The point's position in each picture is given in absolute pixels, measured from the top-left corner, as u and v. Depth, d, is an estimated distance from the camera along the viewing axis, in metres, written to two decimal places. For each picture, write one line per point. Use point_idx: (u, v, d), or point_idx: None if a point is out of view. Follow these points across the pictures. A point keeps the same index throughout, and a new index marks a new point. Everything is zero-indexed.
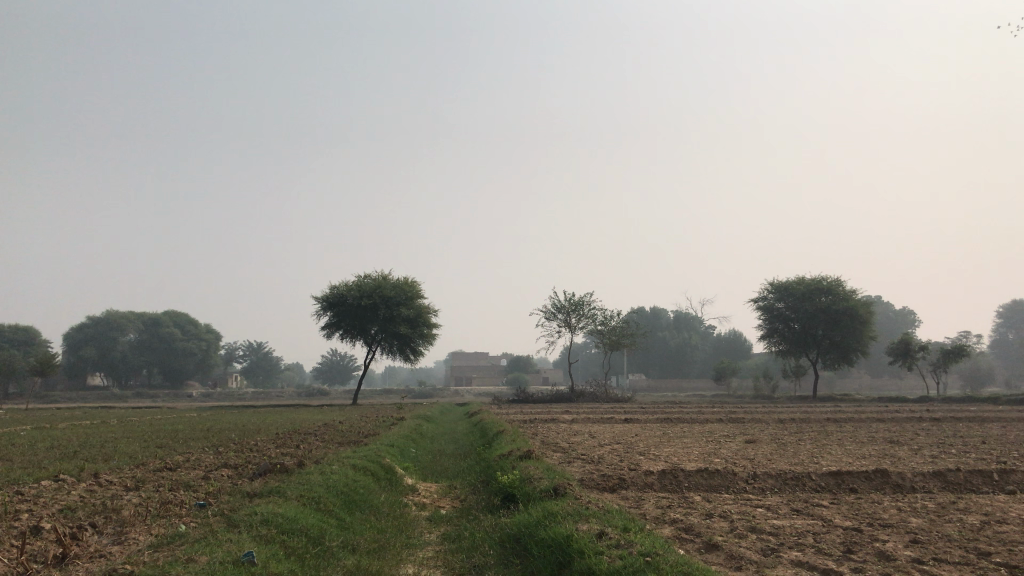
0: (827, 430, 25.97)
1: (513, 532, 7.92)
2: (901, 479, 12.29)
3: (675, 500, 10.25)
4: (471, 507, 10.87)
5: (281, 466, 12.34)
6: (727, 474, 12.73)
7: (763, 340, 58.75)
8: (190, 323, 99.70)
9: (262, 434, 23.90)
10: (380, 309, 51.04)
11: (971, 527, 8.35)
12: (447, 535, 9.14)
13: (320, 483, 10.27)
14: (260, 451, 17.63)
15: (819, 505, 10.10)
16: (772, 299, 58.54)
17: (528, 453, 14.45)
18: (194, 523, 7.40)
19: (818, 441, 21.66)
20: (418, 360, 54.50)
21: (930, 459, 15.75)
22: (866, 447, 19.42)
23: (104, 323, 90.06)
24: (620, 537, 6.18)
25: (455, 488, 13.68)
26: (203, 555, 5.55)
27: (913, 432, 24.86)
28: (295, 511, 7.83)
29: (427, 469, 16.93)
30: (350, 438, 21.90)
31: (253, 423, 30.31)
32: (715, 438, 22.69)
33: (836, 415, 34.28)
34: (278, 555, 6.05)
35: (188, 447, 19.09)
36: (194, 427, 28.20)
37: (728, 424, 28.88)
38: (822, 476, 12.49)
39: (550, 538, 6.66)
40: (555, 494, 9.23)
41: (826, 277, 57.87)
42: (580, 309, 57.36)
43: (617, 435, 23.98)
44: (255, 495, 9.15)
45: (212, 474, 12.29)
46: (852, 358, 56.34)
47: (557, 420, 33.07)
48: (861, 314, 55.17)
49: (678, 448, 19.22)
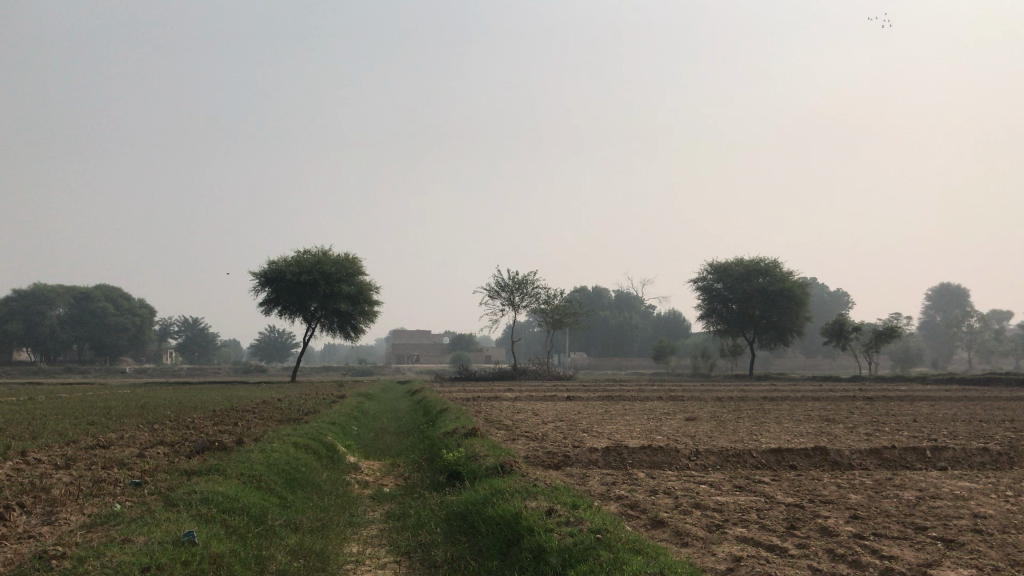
0: (764, 408, 26.51)
1: (459, 510, 7.83)
2: (839, 456, 12.56)
3: (619, 477, 10.29)
4: (415, 485, 10.76)
5: (220, 444, 12.05)
6: (671, 451, 12.84)
7: (702, 320, 59.63)
8: (123, 298, 97.12)
9: (198, 412, 23.35)
10: (320, 285, 50.31)
11: (908, 502, 8.55)
12: (392, 514, 9.02)
13: (260, 462, 10.04)
14: (198, 428, 17.22)
15: (761, 482, 10.24)
16: (712, 279, 59.38)
17: (473, 431, 14.37)
18: (129, 501, 7.16)
19: (757, 419, 22.05)
20: (358, 336, 54.04)
21: (864, 437, 16.14)
22: (804, 425, 19.80)
23: (31, 296, 87.20)
24: (569, 514, 6.14)
25: (398, 466, 13.54)
26: (140, 535, 5.33)
27: (847, 410, 25.54)
28: (236, 489, 7.62)
29: (370, 447, 16.74)
30: (291, 416, 21.53)
31: (189, 400, 29.70)
32: (658, 416, 22.92)
33: (773, 394, 35.00)
34: (219, 535, 5.85)
35: (121, 425, 18.53)
36: (127, 403, 27.44)
37: (668, 402, 29.29)
38: (762, 453, 12.68)
39: (498, 516, 6.59)
40: (501, 471, 9.17)
41: (765, 258, 58.91)
42: (524, 288, 57.42)
43: (560, 413, 24.06)
44: (193, 474, 8.89)
45: (148, 452, 11.94)
46: (788, 338, 57.59)
47: (499, 398, 33.04)
48: (796, 296, 56.36)
49: (621, 426, 19.35)
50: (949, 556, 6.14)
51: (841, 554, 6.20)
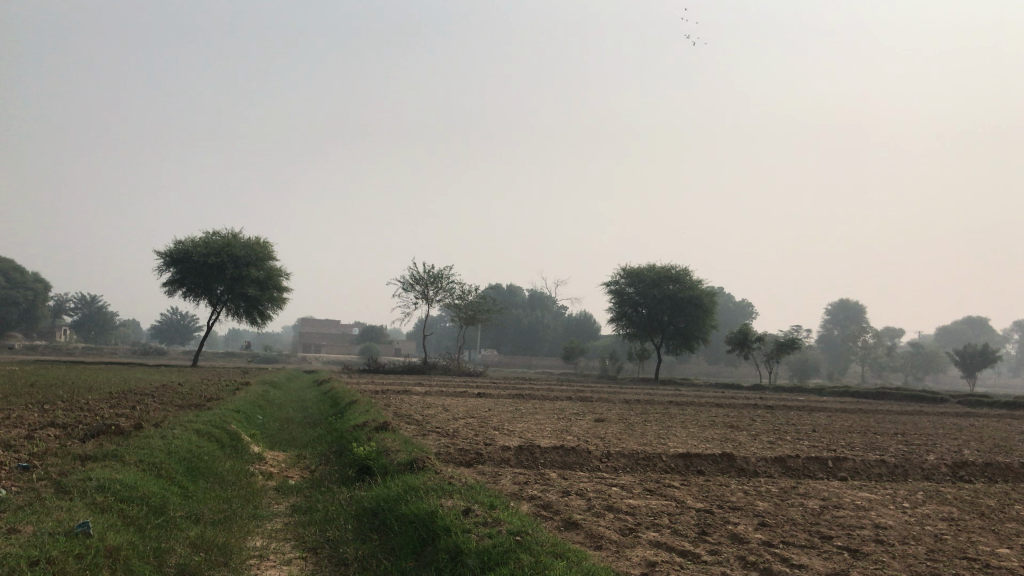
0: (670, 412, 27.02)
1: (371, 505, 7.62)
2: (745, 463, 12.84)
3: (531, 476, 10.23)
4: (323, 478, 10.49)
5: (118, 428, 11.47)
6: (582, 452, 12.85)
7: (612, 323, 60.38)
8: (15, 270, 92.51)
9: (92, 393, 22.37)
10: (228, 269, 48.87)
11: (813, 511, 8.75)
12: (298, 508, 8.72)
13: (160, 449, 9.58)
14: (93, 410, 16.43)
15: (670, 486, 10.34)
16: (623, 283, 60.21)
17: (383, 424, 14.11)
18: (17, 487, 6.67)
19: (664, 423, 22.42)
20: (265, 323, 52.87)
21: (768, 445, 16.56)
22: (708, 431, 20.22)
23: None
24: (487, 514, 6.01)
25: (305, 458, 13.19)
26: (27, 525, 4.94)
27: (749, 418, 26.23)
28: (134, 477, 7.21)
29: (275, 437, 16.30)
30: (192, 401, 20.85)
31: (84, 382, 28.40)
32: (567, 415, 23.09)
33: (679, 399, 35.70)
34: (115, 527, 5.49)
35: (8, 404, 17.55)
36: (15, 381, 26.08)
37: (578, 402, 29.53)
38: (672, 457, 12.84)
39: (411, 514, 6.45)
40: (413, 468, 9.00)
41: (676, 266, 60.09)
42: (438, 282, 57.13)
43: (470, 410, 23.94)
44: (88, 459, 8.40)
45: (37, 434, 11.27)
46: (694, 345, 58.97)
47: (408, 391, 32.70)
48: (704, 303, 57.63)
49: (531, 424, 19.42)
50: (855, 566, 6.26)
51: (753, 562, 6.25)
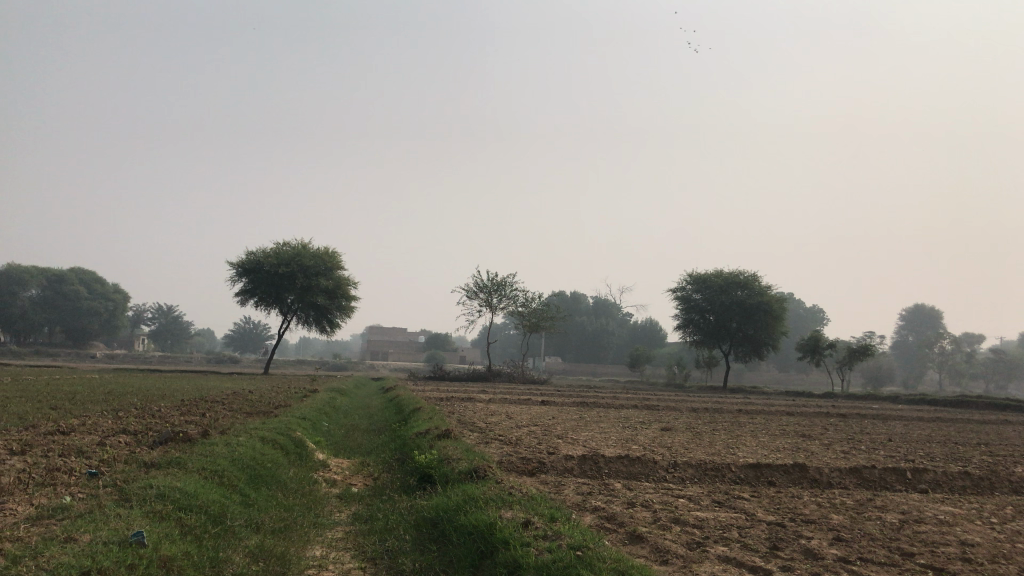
0: (738, 421, 26.41)
1: (430, 516, 7.47)
2: (818, 474, 12.36)
3: (594, 487, 10.00)
4: (385, 487, 10.42)
5: (185, 435, 11.61)
6: (648, 462, 12.53)
7: (679, 330, 59.58)
8: (96, 282, 95.85)
9: (164, 401, 22.88)
10: (298, 278, 49.68)
11: (891, 526, 8.32)
12: (359, 516, 8.66)
13: (225, 456, 9.64)
14: (164, 418, 16.75)
15: (739, 498, 9.97)
16: (690, 290, 59.35)
17: (445, 431, 14.03)
18: (81, 494, 6.71)
19: (732, 432, 21.90)
20: (334, 332, 53.58)
21: (842, 455, 15.97)
22: (778, 440, 19.64)
23: (3, 277, 85.27)
24: (547, 528, 5.80)
25: (368, 465, 13.19)
26: (84, 534, 4.93)
27: (822, 426, 25.46)
28: (195, 484, 7.23)
29: (339, 445, 16.37)
30: (261, 408, 21.18)
31: (158, 389, 29.09)
32: (632, 424, 22.73)
33: (748, 407, 34.92)
34: (171, 535, 5.46)
35: (84, 411, 18.05)
36: (94, 389, 26.89)
37: (643, 411, 29.09)
38: (741, 468, 12.43)
39: (471, 524, 6.29)
40: (474, 477, 8.88)
41: (744, 271, 58.96)
42: (502, 290, 57.10)
43: (534, 417, 23.77)
44: (152, 466, 8.46)
45: (107, 441, 11.48)
46: (763, 352, 57.71)
47: (472, 399, 32.72)
48: (774, 309, 56.36)
49: (595, 432, 19.16)
50: None
51: None
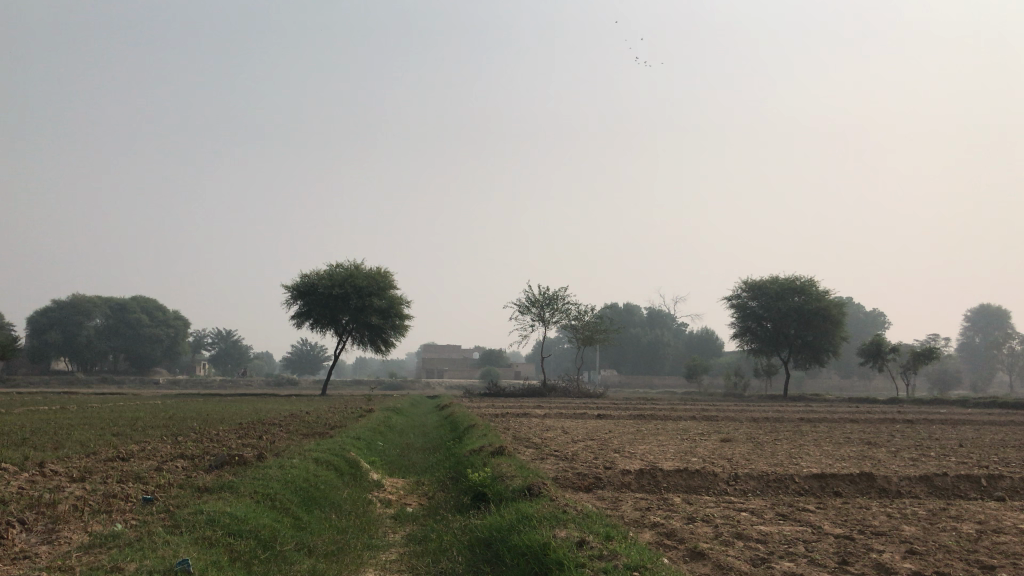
0: (800, 430, 25.79)
1: (485, 535, 7.29)
2: (887, 483, 11.89)
3: (653, 501, 9.73)
4: (439, 506, 10.28)
5: (240, 458, 11.65)
6: (708, 475, 12.18)
7: (736, 338, 58.63)
8: (158, 309, 98.18)
9: (224, 424, 23.15)
10: (352, 299, 50.14)
11: (968, 537, 7.90)
12: (413, 537, 8.52)
13: (277, 478, 9.61)
14: (221, 441, 16.92)
15: (804, 509, 9.62)
16: (745, 297, 58.38)
17: (500, 448, 13.86)
18: (133, 521, 6.71)
19: (794, 441, 21.33)
20: (389, 351, 53.85)
21: (910, 462, 15.38)
22: (843, 448, 19.06)
23: (69, 307, 87.65)
24: (603, 547, 5.59)
25: (423, 484, 13.09)
26: (130, 562, 4.88)
27: (888, 433, 24.66)
28: (246, 509, 7.16)
29: (394, 464, 16.32)
30: (317, 429, 21.26)
31: (216, 412, 29.49)
32: (691, 436, 22.25)
33: (809, 415, 34.11)
34: (218, 562, 5.36)
35: (144, 436, 18.34)
36: (155, 414, 27.38)
37: (701, 422, 28.58)
38: (806, 479, 12.02)
39: (525, 544, 6.10)
40: (529, 494, 8.69)
41: (800, 276, 57.81)
42: (554, 303, 56.91)
43: (590, 431, 23.45)
44: (205, 491, 8.48)
45: (165, 466, 11.56)
46: (824, 358, 56.41)
47: (527, 414, 32.53)
48: (833, 315, 55.03)
49: (652, 445, 18.83)
50: None
51: None
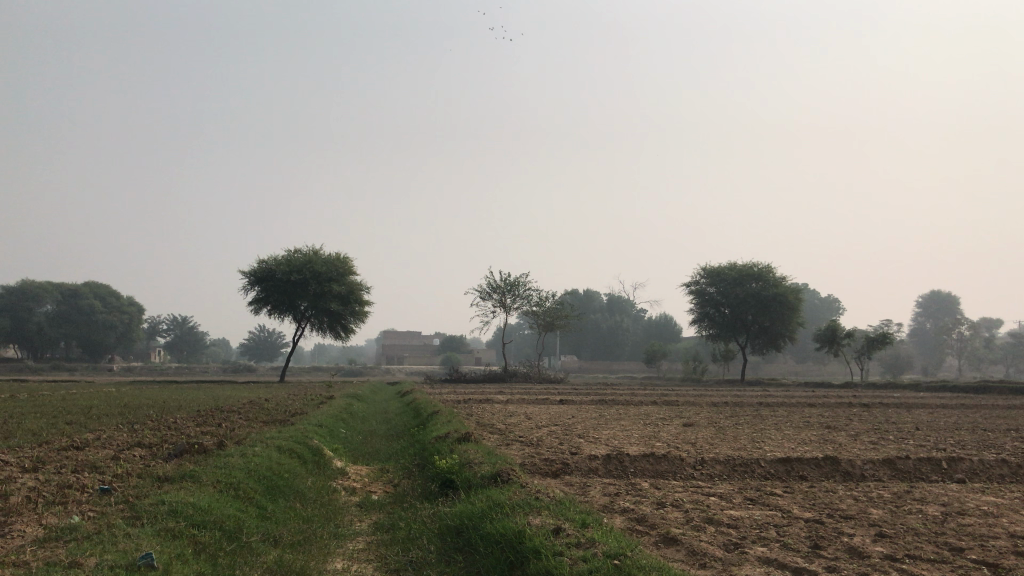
0: (761, 414, 26.03)
1: (455, 524, 7.17)
2: (851, 467, 11.99)
3: (622, 487, 9.69)
4: (406, 494, 10.11)
5: (199, 447, 11.38)
6: (675, 460, 12.16)
7: (695, 324, 59.10)
8: (110, 295, 96.11)
9: (181, 412, 22.67)
10: (310, 285, 49.54)
11: (935, 519, 7.96)
12: (380, 525, 8.37)
13: (239, 467, 9.38)
14: (179, 429, 16.55)
15: (773, 494, 9.65)
16: (704, 283, 58.86)
17: (466, 434, 13.70)
18: (91, 513, 6.47)
19: (756, 425, 21.50)
20: (349, 337, 53.39)
21: (871, 446, 15.58)
22: (804, 432, 19.24)
23: (18, 293, 85.44)
24: (580, 535, 5.49)
25: (388, 472, 12.91)
26: (89, 557, 4.65)
27: (847, 417, 24.96)
28: (209, 498, 6.95)
29: (358, 451, 16.10)
30: (278, 417, 20.91)
31: (172, 400, 28.94)
32: (654, 421, 22.32)
33: (769, 399, 34.46)
34: (183, 556, 5.15)
35: (99, 425, 17.86)
36: (109, 402, 26.73)
37: (663, 407, 28.71)
38: (772, 463, 12.08)
39: (498, 533, 5.99)
40: (497, 481, 8.58)
41: (758, 263, 58.38)
42: (516, 290, 56.81)
43: (554, 417, 23.41)
44: (165, 480, 8.23)
45: (121, 455, 11.25)
46: (780, 343, 57.12)
47: (490, 400, 32.42)
48: (790, 301, 55.69)
49: (617, 430, 18.80)
50: None
51: None
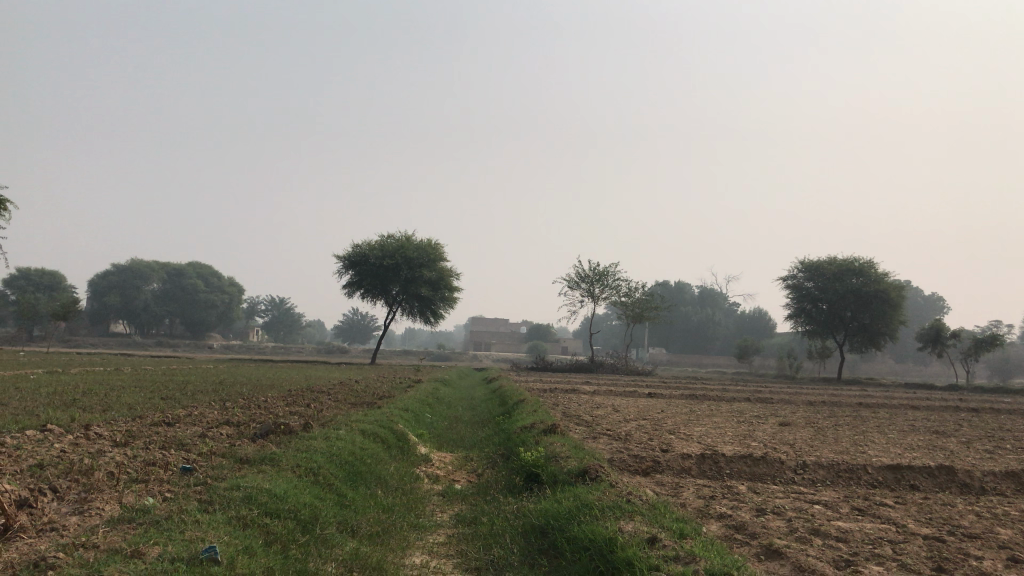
0: (860, 416, 24.78)
1: (540, 523, 6.76)
2: (969, 478, 11.06)
3: (718, 490, 9.10)
4: (489, 486, 9.76)
5: (285, 427, 11.29)
6: (774, 462, 11.44)
7: (791, 320, 57.21)
8: (213, 275, 99.35)
9: (273, 391, 22.96)
10: (402, 270, 49.94)
11: None
12: (463, 518, 8.02)
13: (321, 450, 9.21)
14: (271, 409, 16.72)
15: (884, 505, 8.89)
16: (802, 278, 56.90)
17: (553, 426, 13.25)
18: (169, 493, 6.34)
19: (858, 427, 20.36)
20: (439, 322, 53.78)
21: (986, 455, 14.45)
22: (909, 437, 18.13)
23: (128, 271, 89.06)
24: (678, 547, 4.99)
25: (472, 461, 12.61)
26: (153, 547, 4.41)
27: (956, 423, 23.37)
28: (285, 485, 6.70)
29: (443, 438, 15.89)
30: (365, 399, 20.95)
31: (265, 379, 29.43)
32: (748, 419, 21.44)
33: (869, 400, 32.77)
34: (251, 548, 4.88)
35: (192, 401, 18.18)
36: (205, 379, 27.38)
37: (756, 405, 27.68)
38: (880, 469, 11.25)
39: (585, 539, 5.57)
40: (585, 478, 8.13)
41: (860, 258, 56.00)
42: (604, 280, 55.97)
43: (643, 410, 22.78)
44: (245, 462, 8.09)
45: (210, 433, 11.28)
46: (880, 342, 54.63)
47: (576, 391, 31.88)
48: (892, 298, 53.14)
49: (709, 427, 18.10)
50: None
51: None
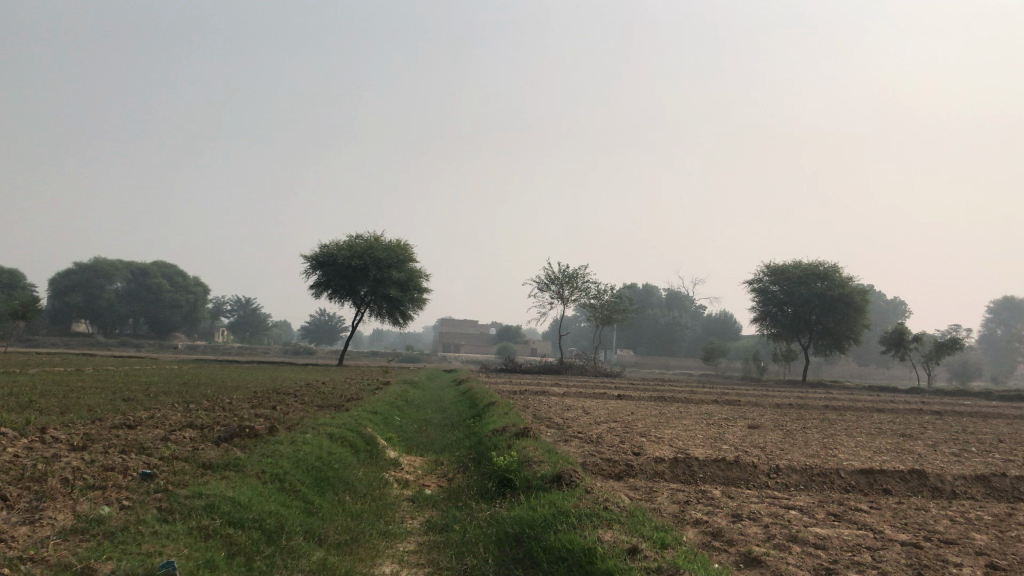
0: (827, 418, 24.89)
1: (515, 531, 6.59)
2: (941, 482, 11.04)
3: (692, 494, 8.98)
4: (461, 491, 9.54)
5: (251, 430, 10.99)
6: (747, 466, 11.35)
7: (756, 323, 57.60)
8: (178, 274, 97.95)
9: (238, 393, 22.49)
10: (370, 271, 49.52)
11: None
12: (434, 525, 7.81)
13: (288, 455, 8.96)
14: (235, 411, 16.35)
15: (858, 509, 8.83)
16: (768, 281, 57.30)
17: (524, 429, 13.04)
18: (128, 501, 6.07)
19: (825, 430, 20.43)
20: (407, 323, 53.33)
21: (954, 459, 14.49)
22: (876, 440, 18.20)
23: (91, 270, 87.58)
24: (659, 557, 4.83)
25: (443, 465, 12.37)
26: (106, 563, 4.19)
27: (920, 426, 23.56)
28: (250, 492, 6.44)
29: (412, 441, 15.61)
30: (332, 401, 20.58)
31: (232, 380, 28.97)
32: (717, 421, 21.42)
33: (835, 403, 32.99)
34: (213, 562, 4.66)
35: (154, 403, 17.72)
36: (170, 380, 26.83)
37: (724, 407, 27.71)
38: (852, 473, 11.21)
39: (563, 548, 5.40)
40: (559, 482, 7.96)
41: (825, 262, 56.50)
42: (574, 282, 56.04)
43: (612, 413, 22.67)
44: (208, 467, 7.82)
45: (173, 436, 10.95)
46: (844, 345, 55.18)
47: (546, 392, 31.67)
48: (856, 302, 53.70)
49: (679, 430, 18.04)
50: None
51: None
